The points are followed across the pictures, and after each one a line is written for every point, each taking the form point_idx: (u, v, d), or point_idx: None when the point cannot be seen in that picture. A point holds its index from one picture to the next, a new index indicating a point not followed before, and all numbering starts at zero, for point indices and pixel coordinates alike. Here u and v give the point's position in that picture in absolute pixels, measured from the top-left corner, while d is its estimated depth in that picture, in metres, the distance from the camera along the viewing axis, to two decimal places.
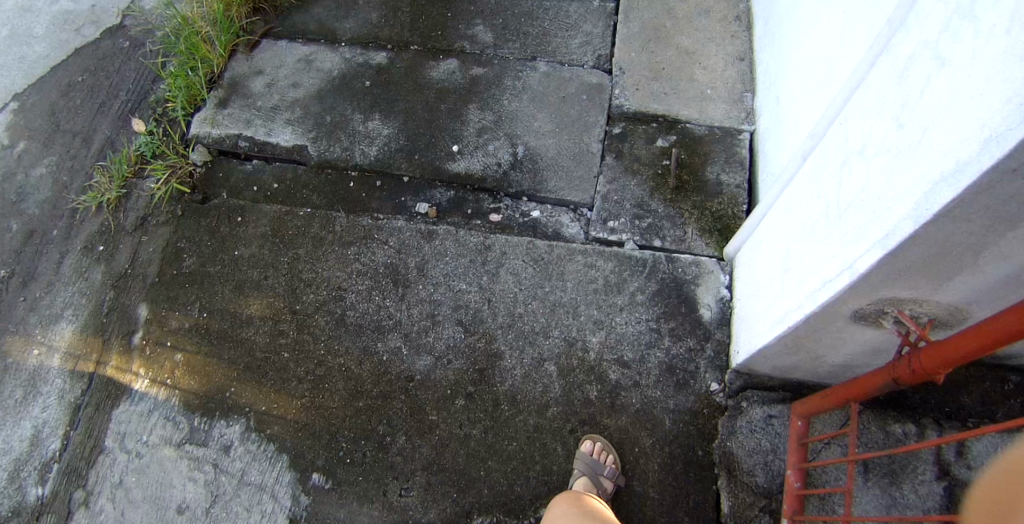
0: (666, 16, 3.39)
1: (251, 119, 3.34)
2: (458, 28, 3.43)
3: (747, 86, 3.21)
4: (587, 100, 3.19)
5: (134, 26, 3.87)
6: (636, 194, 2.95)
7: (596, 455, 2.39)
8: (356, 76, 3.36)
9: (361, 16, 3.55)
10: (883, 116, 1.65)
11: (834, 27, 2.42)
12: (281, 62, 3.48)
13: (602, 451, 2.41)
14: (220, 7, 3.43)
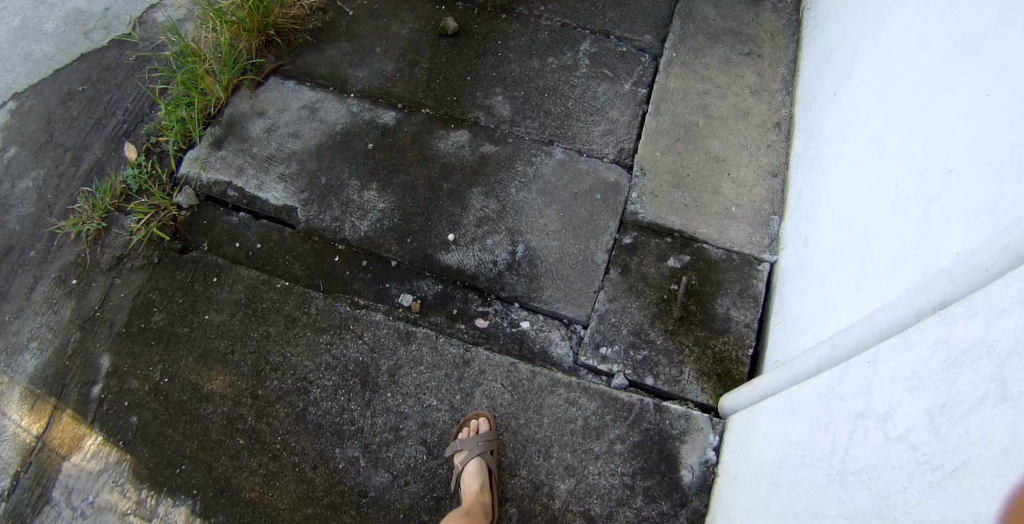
0: (701, 114, 3.13)
1: (244, 167, 3.15)
2: (476, 96, 3.18)
3: (775, 207, 2.94)
4: (600, 200, 2.94)
5: (145, 38, 3.69)
6: (635, 319, 2.72)
7: None
8: (359, 135, 3.13)
9: (375, 66, 3.31)
10: (916, 398, 1.48)
11: (881, 194, 2.15)
12: (284, 106, 3.27)
13: None
14: (228, 41, 3.24)
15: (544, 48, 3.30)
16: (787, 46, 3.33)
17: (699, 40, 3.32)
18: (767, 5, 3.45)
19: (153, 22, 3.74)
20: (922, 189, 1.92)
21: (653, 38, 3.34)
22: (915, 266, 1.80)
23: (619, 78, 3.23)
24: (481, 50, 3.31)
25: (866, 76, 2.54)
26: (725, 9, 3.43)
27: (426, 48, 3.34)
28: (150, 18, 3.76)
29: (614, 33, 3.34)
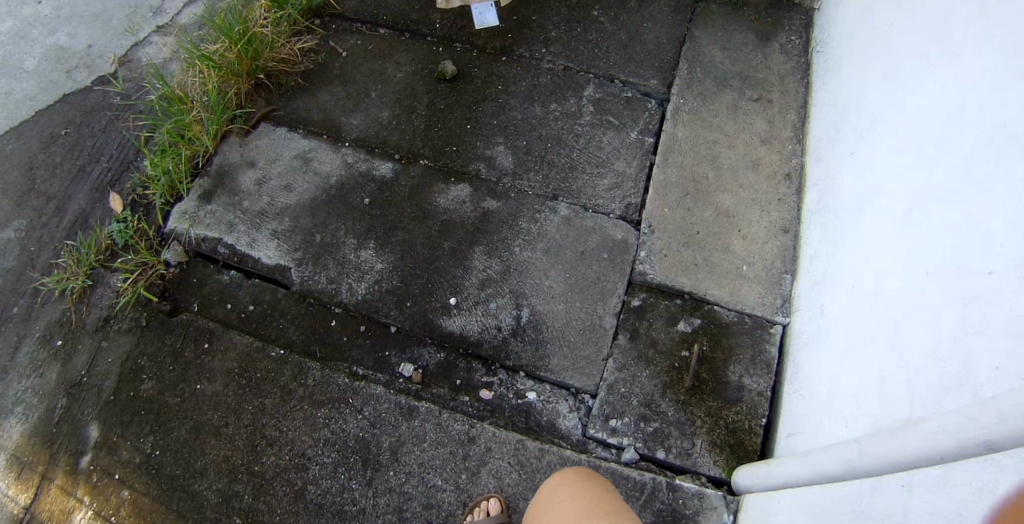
0: (709, 165, 3.03)
1: (235, 222, 3.00)
2: (477, 146, 3.05)
3: (787, 265, 2.86)
4: (608, 259, 2.84)
5: (130, 78, 3.52)
6: (645, 389, 2.64)
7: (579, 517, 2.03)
8: (354, 189, 3.00)
9: (370, 112, 3.17)
10: None
11: (912, 279, 2.08)
12: (276, 156, 3.12)
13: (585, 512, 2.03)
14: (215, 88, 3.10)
15: (547, 94, 3.18)
16: (797, 91, 3.24)
17: (706, 85, 3.22)
18: (776, 46, 3.36)
19: (139, 60, 3.57)
20: (959, 295, 1.86)
21: (659, 83, 3.23)
22: (959, 385, 1.76)
23: (625, 125, 3.13)
24: (481, 95, 3.19)
25: (889, 142, 2.45)
26: (732, 51, 3.33)
27: (423, 93, 3.20)
28: (135, 56, 3.58)
29: (619, 77, 3.24)
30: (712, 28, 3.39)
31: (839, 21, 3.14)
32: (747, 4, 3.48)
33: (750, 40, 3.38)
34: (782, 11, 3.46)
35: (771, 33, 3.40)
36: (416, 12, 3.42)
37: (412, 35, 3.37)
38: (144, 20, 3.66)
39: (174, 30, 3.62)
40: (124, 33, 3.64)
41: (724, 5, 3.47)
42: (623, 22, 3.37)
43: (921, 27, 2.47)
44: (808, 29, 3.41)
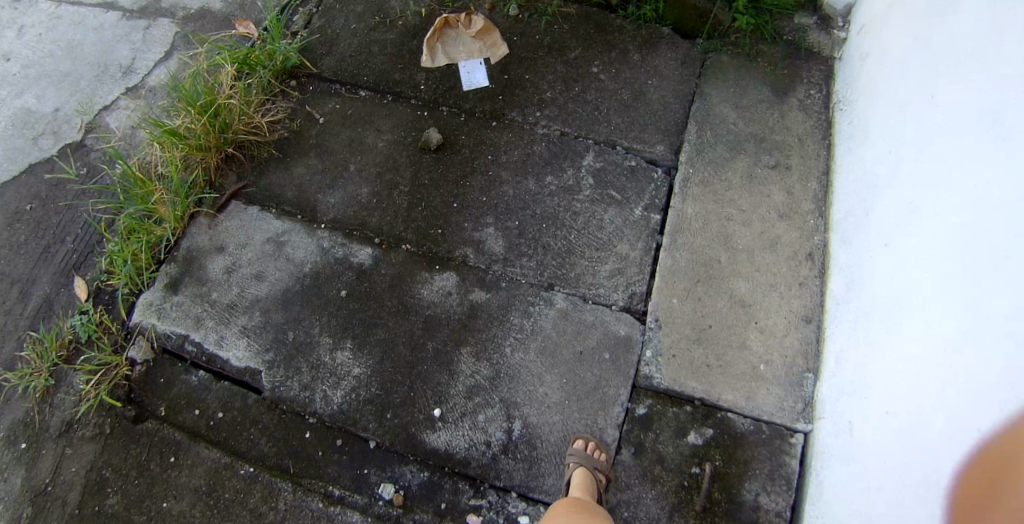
0: (722, 246, 2.73)
1: (203, 317, 2.76)
2: (464, 228, 2.77)
3: (809, 361, 2.57)
4: (609, 360, 2.56)
5: (97, 146, 3.24)
6: (651, 513, 2.38)
7: (590, 452, 2.38)
8: (330, 279, 2.73)
9: (348, 188, 2.89)
10: None
11: (967, 431, 1.78)
12: (246, 239, 2.86)
13: (595, 448, 2.39)
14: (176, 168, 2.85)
15: (542, 164, 2.89)
16: (818, 155, 2.95)
17: (719, 151, 2.91)
18: (793, 102, 3.07)
19: (108, 126, 3.27)
20: None
21: (666, 149, 2.94)
22: None
23: (628, 200, 2.83)
24: (470, 167, 2.90)
25: (930, 243, 2.13)
26: (746, 109, 3.03)
27: (406, 166, 2.92)
28: (104, 121, 3.29)
29: (621, 144, 2.94)
30: (724, 83, 3.08)
31: (868, 80, 2.82)
32: (760, 54, 3.18)
33: (766, 97, 3.07)
34: (800, 62, 3.16)
35: (788, 88, 3.10)
36: (399, 71, 3.14)
37: (395, 97, 3.09)
38: (114, 81, 3.38)
39: (144, 91, 3.32)
40: (94, 96, 3.36)
41: (736, 56, 3.16)
42: (625, 78, 3.08)
43: (961, 105, 2.13)
44: (829, 81, 3.11)
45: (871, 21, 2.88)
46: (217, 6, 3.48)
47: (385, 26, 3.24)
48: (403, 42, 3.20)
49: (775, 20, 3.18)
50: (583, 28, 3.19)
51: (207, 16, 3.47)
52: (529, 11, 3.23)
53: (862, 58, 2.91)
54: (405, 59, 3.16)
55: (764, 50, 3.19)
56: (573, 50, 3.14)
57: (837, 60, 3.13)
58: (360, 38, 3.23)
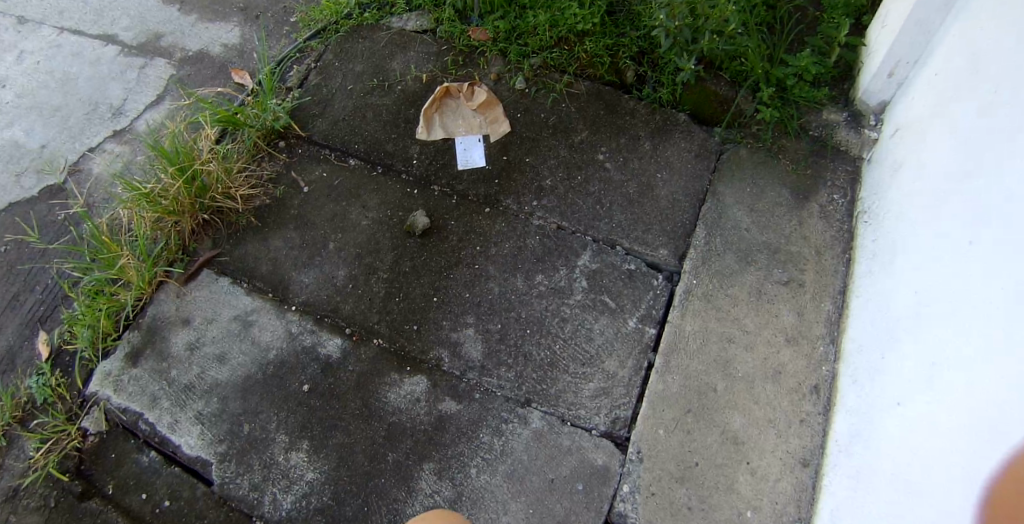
0: (720, 372, 2.49)
1: (159, 395, 2.59)
2: (441, 327, 2.58)
3: (802, 512, 2.32)
4: (581, 493, 2.34)
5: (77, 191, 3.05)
6: None
7: None
8: (294, 370, 2.56)
9: (324, 269, 2.72)
10: None
11: None
12: (213, 314, 2.69)
13: None
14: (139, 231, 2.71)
15: (532, 260, 2.69)
16: (835, 272, 2.68)
17: (727, 260, 2.67)
18: (814, 208, 2.80)
19: (89, 171, 3.11)
20: None
21: (669, 254, 2.70)
22: None
23: (622, 309, 2.61)
24: (455, 257, 2.71)
25: (952, 424, 1.89)
26: (761, 213, 2.78)
27: (388, 249, 2.74)
28: (87, 164, 3.13)
29: (621, 244, 2.73)
30: (739, 181, 2.84)
31: (896, 195, 2.56)
32: (783, 150, 2.90)
33: (785, 200, 2.81)
34: (824, 162, 2.88)
35: (809, 191, 2.84)
36: (393, 141, 2.97)
37: (385, 169, 2.93)
38: (101, 123, 3.22)
39: (130, 136, 3.16)
40: (80, 136, 3.20)
41: (755, 151, 2.91)
42: (633, 169, 2.85)
43: (1000, 271, 1.88)
44: (854, 185, 2.83)
45: (904, 130, 2.63)
46: (217, 50, 3.35)
47: (383, 91, 3.09)
48: (400, 109, 3.04)
49: (802, 115, 2.92)
50: (592, 108, 2.98)
51: (205, 60, 3.33)
52: (536, 85, 3.03)
53: (892, 168, 2.63)
54: (399, 128, 3.00)
55: (787, 145, 2.91)
56: (579, 133, 2.93)
57: (865, 162, 2.85)
58: (356, 101, 3.08)
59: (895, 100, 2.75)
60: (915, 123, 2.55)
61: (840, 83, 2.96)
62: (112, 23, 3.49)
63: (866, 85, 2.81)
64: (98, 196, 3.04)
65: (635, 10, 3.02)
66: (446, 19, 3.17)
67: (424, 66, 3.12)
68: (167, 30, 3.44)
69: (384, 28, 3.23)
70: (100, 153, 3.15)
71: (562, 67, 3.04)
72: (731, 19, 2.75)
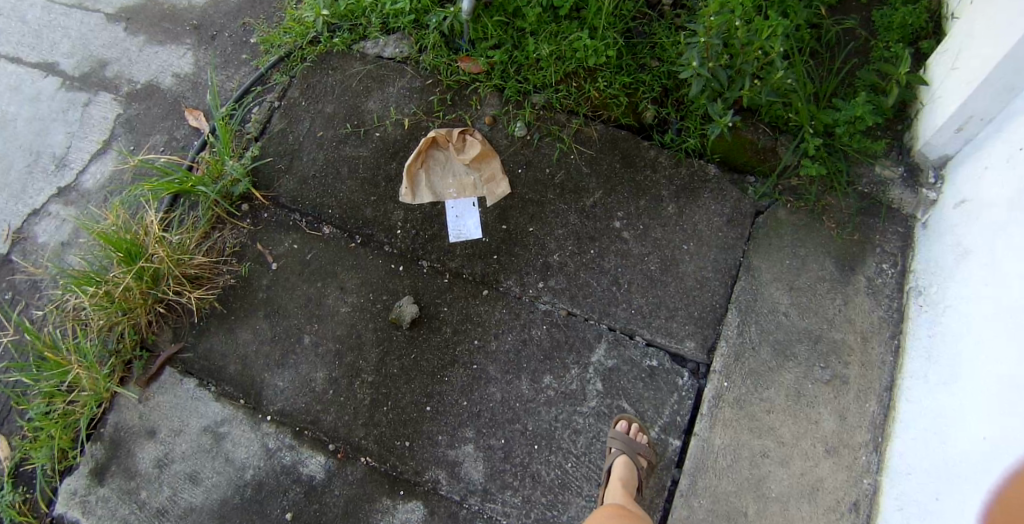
0: (751, 493, 2.21)
1: (130, 520, 2.30)
2: (437, 442, 2.27)
3: None
4: None
5: (24, 265, 2.60)
6: None
7: None
8: (274, 494, 2.27)
9: (301, 370, 2.37)
10: None
11: None
12: (180, 425, 2.38)
13: None
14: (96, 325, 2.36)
15: (539, 359, 2.35)
16: (883, 364, 2.33)
17: (762, 356, 2.33)
18: (861, 283, 2.42)
19: (34, 240, 2.65)
20: None
21: (696, 346, 2.35)
22: None
23: (643, 417, 2.28)
24: (450, 355, 2.35)
25: None
26: (802, 292, 2.41)
27: (372, 345, 2.37)
28: (32, 231, 2.67)
29: (641, 334, 2.36)
30: (777, 250, 2.46)
31: (959, 288, 2.19)
32: (828, 210, 2.50)
33: (830, 274, 2.43)
34: (873, 222, 2.48)
35: (855, 260, 2.45)
36: (372, 205, 2.54)
37: (366, 240, 2.52)
38: (43, 177, 2.75)
39: (77, 195, 2.70)
40: (23, 195, 2.73)
41: (796, 212, 2.51)
42: (654, 240, 2.45)
43: None
44: (906, 253, 2.44)
45: (973, 203, 2.22)
46: (167, 82, 2.85)
47: (358, 138, 2.63)
48: (380, 163, 2.59)
49: (849, 168, 2.50)
50: (606, 160, 2.55)
51: (155, 95, 2.84)
52: (540, 131, 2.59)
53: (958, 252, 2.23)
54: (379, 189, 2.56)
55: (832, 202, 2.51)
56: (591, 194, 2.51)
57: (920, 227, 2.45)
58: (327, 152, 2.62)
59: (963, 158, 2.32)
60: (989, 202, 2.14)
61: (897, 125, 2.52)
62: (52, 48, 2.97)
63: (929, 137, 2.37)
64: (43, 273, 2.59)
65: (657, 38, 2.55)
66: (432, 44, 2.67)
67: (406, 106, 2.65)
68: (112, 56, 2.93)
69: (358, 56, 2.74)
70: (45, 215, 2.69)
71: (571, 107, 2.59)
72: (777, 61, 2.33)
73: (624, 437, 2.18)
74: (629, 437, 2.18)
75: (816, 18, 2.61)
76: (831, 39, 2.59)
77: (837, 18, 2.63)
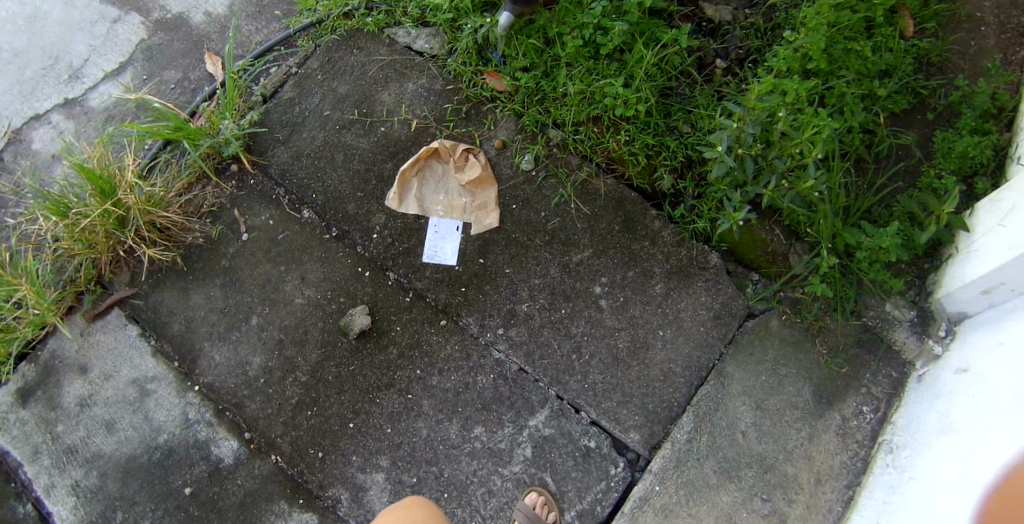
0: None
1: (40, 450, 2.21)
2: (350, 461, 2.18)
3: None
4: None
5: (11, 170, 2.56)
6: None
7: None
8: (180, 465, 2.18)
9: (240, 349, 2.29)
10: None
11: None
12: (112, 369, 2.28)
13: None
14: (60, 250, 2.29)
15: (475, 407, 2.24)
16: (828, 512, 2.17)
17: (705, 469, 2.18)
18: (832, 422, 2.24)
19: (29, 145, 2.58)
20: None
21: (640, 440, 2.21)
22: None
23: (562, 498, 2.17)
24: (388, 377, 2.25)
25: None
26: (768, 414, 2.25)
27: (315, 345, 2.29)
28: (29, 135, 2.59)
29: (587, 411, 2.24)
30: (756, 362, 2.29)
31: (931, 467, 2.00)
32: (823, 332, 2.32)
33: (805, 402, 2.26)
34: (869, 359, 2.30)
35: (835, 395, 2.27)
36: (356, 201, 2.45)
37: (340, 234, 2.43)
38: (54, 84, 2.64)
39: (81, 111, 2.60)
40: (31, 97, 2.63)
41: (790, 326, 2.33)
42: (631, 316, 2.30)
43: None
44: (892, 402, 2.26)
45: (975, 377, 2.02)
46: (198, 19, 2.71)
47: (362, 127, 2.53)
48: (376, 159, 2.49)
49: (857, 296, 2.31)
50: (606, 218, 2.40)
51: (182, 30, 2.69)
52: (546, 169, 2.44)
53: (943, 427, 2.04)
54: (368, 185, 2.46)
55: (830, 326, 2.32)
56: (579, 250, 2.36)
57: (915, 380, 2.26)
58: (327, 134, 2.53)
59: (982, 323, 2.11)
60: (992, 383, 1.94)
61: (925, 262, 2.31)
62: None
63: (952, 290, 2.17)
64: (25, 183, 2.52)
65: (696, 104, 2.38)
66: (462, 49, 2.54)
67: (419, 107, 2.54)
68: None
69: (386, 41, 2.62)
70: (46, 122, 2.60)
71: (584, 153, 2.44)
72: (811, 166, 2.13)
73: (529, 513, 2.10)
74: (535, 513, 2.10)
75: (872, 123, 2.40)
76: (882, 150, 2.39)
77: (896, 128, 2.42)
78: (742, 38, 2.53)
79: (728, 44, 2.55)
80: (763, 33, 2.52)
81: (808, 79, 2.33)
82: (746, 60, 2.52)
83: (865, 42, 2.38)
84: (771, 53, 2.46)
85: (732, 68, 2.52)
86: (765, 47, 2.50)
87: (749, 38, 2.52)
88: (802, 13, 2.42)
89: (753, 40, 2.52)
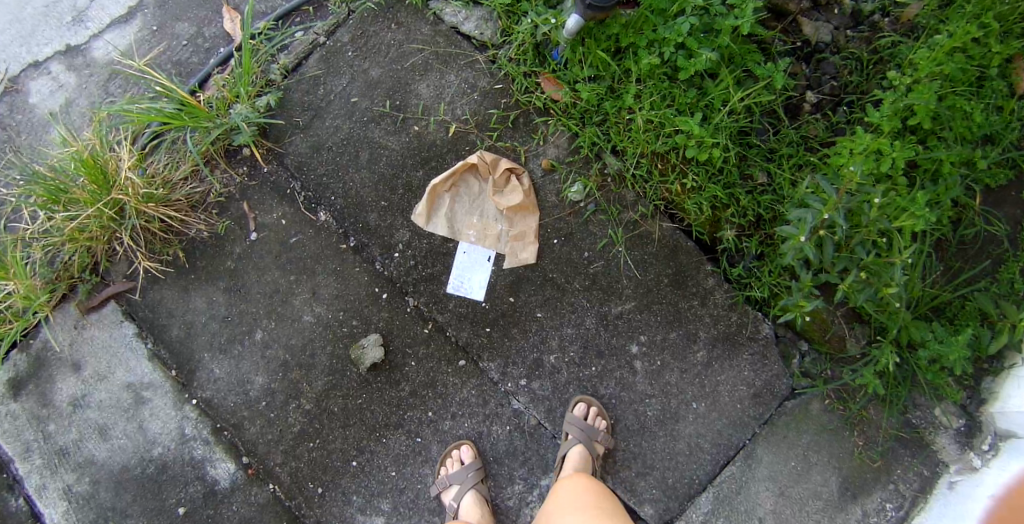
0: None
1: (32, 447, 2.12)
2: (350, 501, 2.08)
3: None
4: None
5: (4, 124, 2.27)
6: None
7: None
8: (174, 482, 2.10)
9: (242, 366, 2.14)
10: None
11: None
12: (107, 371, 2.15)
13: None
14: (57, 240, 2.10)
15: (486, 459, 2.10)
16: None
17: None
18: (854, 516, 2.10)
19: (26, 98, 2.28)
20: None
21: (653, 514, 2.09)
22: None
23: None
24: (397, 416, 2.10)
25: None
26: (791, 503, 2.10)
27: (322, 371, 2.12)
28: (27, 85, 2.29)
29: (603, 477, 2.11)
30: (787, 446, 2.13)
31: None
32: (863, 423, 2.14)
33: (829, 493, 2.11)
34: (905, 455, 2.13)
35: (861, 487, 2.11)
36: (379, 211, 2.18)
37: (358, 246, 2.18)
38: (56, 27, 2.32)
39: (83, 63, 2.30)
40: (30, 39, 2.32)
41: (830, 412, 2.14)
42: (664, 383, 2.13)
43: None
44: (917, 501, 2.11)
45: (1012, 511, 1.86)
46: None
47: (392, 123, 2.21)
48: (405, 165, 2.19)
49: (910, 392, 2.13)
50: (655, 268, 2.14)
51: None
52: (596, 203, 2.16)
53: None
54: (394, 194, 2.18)
55: (873, 418, 2.13)
56: (620, 301, 2.14)
57: (946, 486, 2.09)
58: (353, 125, 2.22)
59: None
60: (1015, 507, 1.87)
61: (984, 364, 2.11)
62: None
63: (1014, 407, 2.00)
64: (22, 143, 2.26)
65: (777, 150, 2.10)
66: (518, 42, 2.18)
67: (460, 106, 2.21)
68: None
69: (430, 19, 2.26)
70: (45, 70, 2.30)
71: (642, 191, 2.14)
72: (897, 268, 1.85)
73: (581, 424, 2.04)
74: (586, 422, 2.05)
75: (966, 200, 2.11)
76: (968, 234, 2.12)
77: (988, 210, 2.14)
78: (839, 67, 2.17)
79: (822, 73, 2.18)
80: (866, 66, 2.15)
81: (911, 144, 1.99)
82: (842, 98, 2.15)
83: (982, 103, 2.02)
84: (872, 96, 2.09)
85: (823, 104, 2.16)
86: (864, 84, 2.14)
87: (848, 69, 2.16)
88: (914, 52, 2.04)
89: (853, 73, 2.15)
